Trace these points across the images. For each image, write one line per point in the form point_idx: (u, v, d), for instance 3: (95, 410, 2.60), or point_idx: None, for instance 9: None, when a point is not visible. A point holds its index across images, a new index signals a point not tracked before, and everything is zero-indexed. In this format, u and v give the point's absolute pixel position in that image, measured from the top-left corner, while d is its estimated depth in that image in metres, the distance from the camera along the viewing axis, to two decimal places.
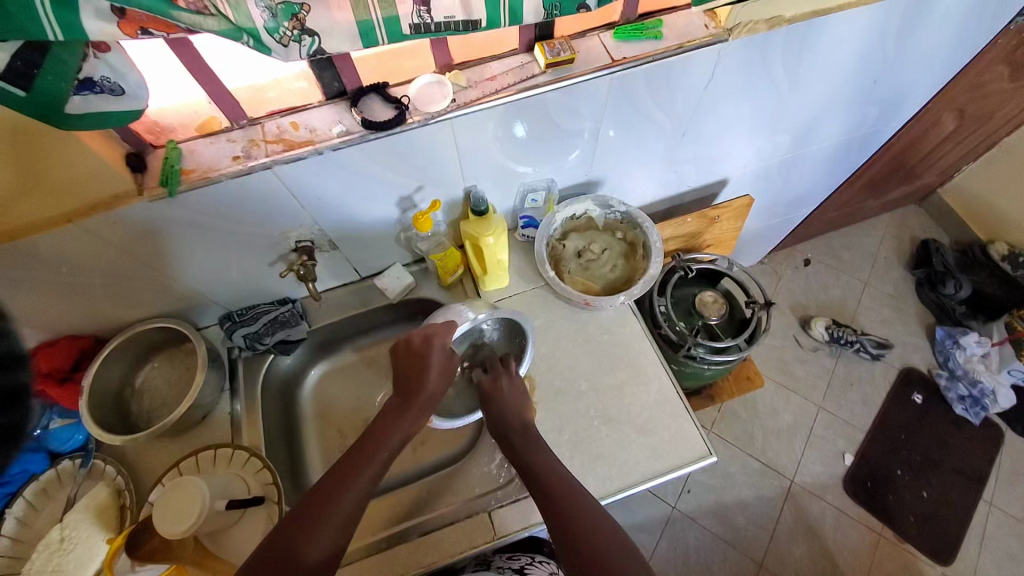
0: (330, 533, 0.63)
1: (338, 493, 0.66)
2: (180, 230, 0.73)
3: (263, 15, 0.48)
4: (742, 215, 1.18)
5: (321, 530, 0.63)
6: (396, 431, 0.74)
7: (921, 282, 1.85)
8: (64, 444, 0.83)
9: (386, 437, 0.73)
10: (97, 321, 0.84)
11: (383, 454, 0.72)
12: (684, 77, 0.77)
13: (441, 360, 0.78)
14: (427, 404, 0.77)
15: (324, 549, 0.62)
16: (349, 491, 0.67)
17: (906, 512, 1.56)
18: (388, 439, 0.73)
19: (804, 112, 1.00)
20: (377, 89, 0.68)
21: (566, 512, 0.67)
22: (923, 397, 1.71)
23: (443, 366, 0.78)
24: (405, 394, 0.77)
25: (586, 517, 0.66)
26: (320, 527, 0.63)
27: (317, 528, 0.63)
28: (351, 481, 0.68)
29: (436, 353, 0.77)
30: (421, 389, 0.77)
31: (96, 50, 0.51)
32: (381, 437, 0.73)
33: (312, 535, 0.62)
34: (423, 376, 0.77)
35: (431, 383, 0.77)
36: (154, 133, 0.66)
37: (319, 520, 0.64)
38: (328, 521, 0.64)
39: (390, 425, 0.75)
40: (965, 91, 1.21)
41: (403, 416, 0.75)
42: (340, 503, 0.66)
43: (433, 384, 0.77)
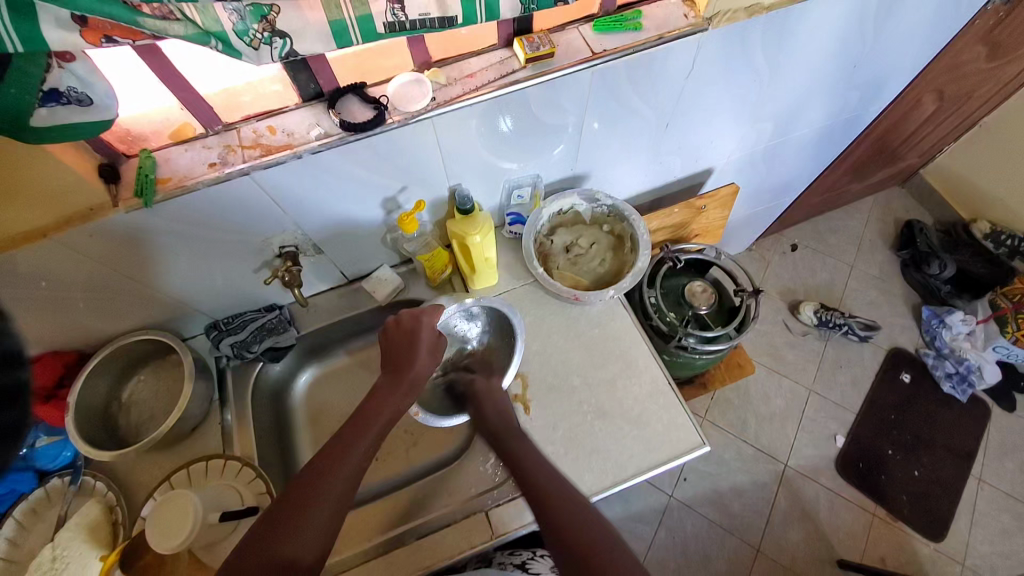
0: (328, 508, 0.61)
1: (333, 469, 0.64)
2: (160, 239, 0.71)
3: (232, 17, 0.46)
4: (729, 204, 1.19)
5: (318, 505, 0.61)
6: (388, 407, 0.74)
7: (907, 262, 1.87)
8: (52, 461, 0.81)
9: (378, 413, 0.72)
10: (78, 335, 0.82)
11: (377, 428, 0.71)
12: (665, 68, 0.77)
13: (430, 339, 0.80)
14: (416, 383, 0.77)
15: (322, 526, 0.60)
16: (345, 465, 0.65)
17: (898, 489, 1.59)
18: (380, 416, 0.72)
19: (786, 99, 1.00)
20: (356, 90, 0.67)
21: (553, 507, 0.65)
22: (911, 376, 1.74)
23: (431, 345, 0.80)
24: (395, 372, 0.77)
25: (567, 517, 0.64)
26: (315, 502, 0.61)
27: (312, 504, 0.61)
28: (346, 455, 0.66)
29: (425, 331, 0.80)
30: (409, 368, 0.77)
31: (61, 60, 0.49)
32: (373, 414, 0.72)
33: (307, 511, 0.60)
34: (411, 356, 0.78)
35: (421, 361, 0.78)
36: (127, 143, 0.64)
37: (314, 496, 0.61)
38: (323, 497, 0.62)
39: (382, 403, 0.74)
40: (944, 73, 1.22)
41: (393, 395, 0.75)
42: (337, 477, 0.64)
43: (423, 362, 0.78)
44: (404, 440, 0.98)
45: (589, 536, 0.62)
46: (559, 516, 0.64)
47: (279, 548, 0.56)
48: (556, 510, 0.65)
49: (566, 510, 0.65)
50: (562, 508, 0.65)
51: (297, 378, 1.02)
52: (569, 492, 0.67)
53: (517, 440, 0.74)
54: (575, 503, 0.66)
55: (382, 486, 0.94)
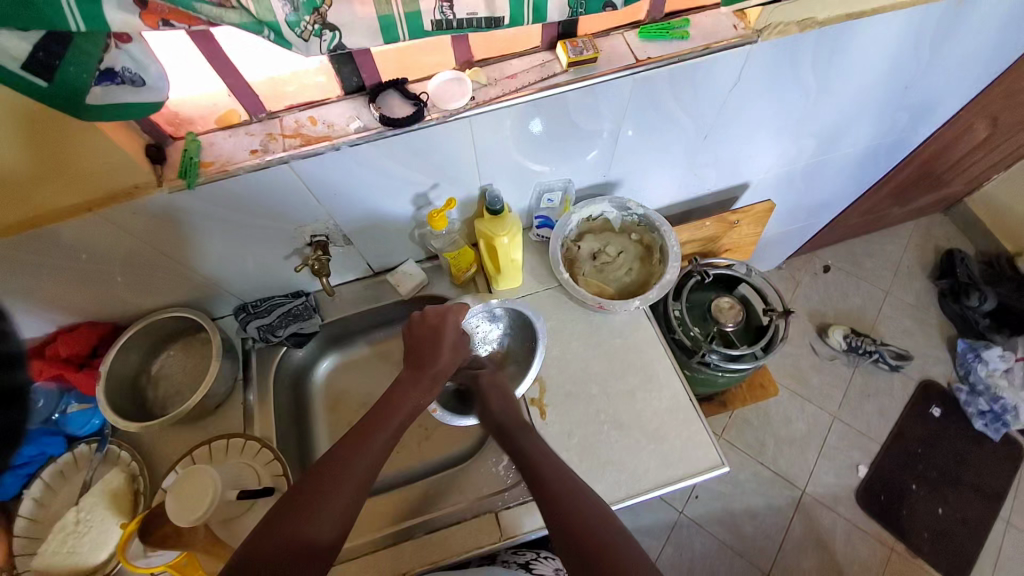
0: (345, 495, 0.61)
1: (352, 456, 0.65)
2: (200, 220, 0.73)
3: (285, 8, 0.47)
4: (762, 220, 1.15)
5: (334, 491, 0.61)
6: (408, 401, 0.74)
7: (945, 292, 1.79)
8: (81, 428, 0.85)
9: (398, 406, 0.73)
10: (116, 307, 0.85)
11: (397, 421, 0.71)
12: (710, 79, 0.75)
13: (453, 338, 0.80)
14: (438, 377, 0.78)
15: (338, 512, 0.60)
16: (364, 454, 0.66)
17: (921, 528, 1.52)
18: (401, 406, 0.73)
19: (831, 116, 0.97)
20: (397, 86, 0.67)
21: (565, 501, 0.63)
22: (941, 411, 1.66)
23: (454, 342, 0.80)
24: (416, 366, 0.77)
25: (578, 511, 0.62)
26: (332, 488, 0.61)
27: (329, 490, 0.61)
28: (365, 445, 0.67)
29: (449, 329, 0.80)
30: (432, 362, 0.78)
31: (118, 42, 0.51)
32: (396, 403, 0.73)
33: (323, 497, 0.60)
34: (435, 351, 0.78)
35: (443, 359, 0.78)
36: (174, 125, 0.66)
37: (331, 482, 0.62)
38: (344, 482, 0.62)
39: (404, 394, 0.75)
40: (1001, 99, 1.16)
41: (416, 386, 0.76)
42: (355, 465, 0.64)
43: (446, 359, 0.78)
44: (416, 433, 0.98)
45: (601, 533, 0.60)
46: (569, 509, 0.63)
47: (295, 531, 0.57)
48: (568, 505, 0.63)
49: (578, 506, 0.63)
50: (574, 503, 0.63)
51: (318, 365, 1.04)
52: (580, 490, 0.66)
53: (532, 439, 0.74)
54: (587, 501, 0.64)
55: (393, 478, 0.95)
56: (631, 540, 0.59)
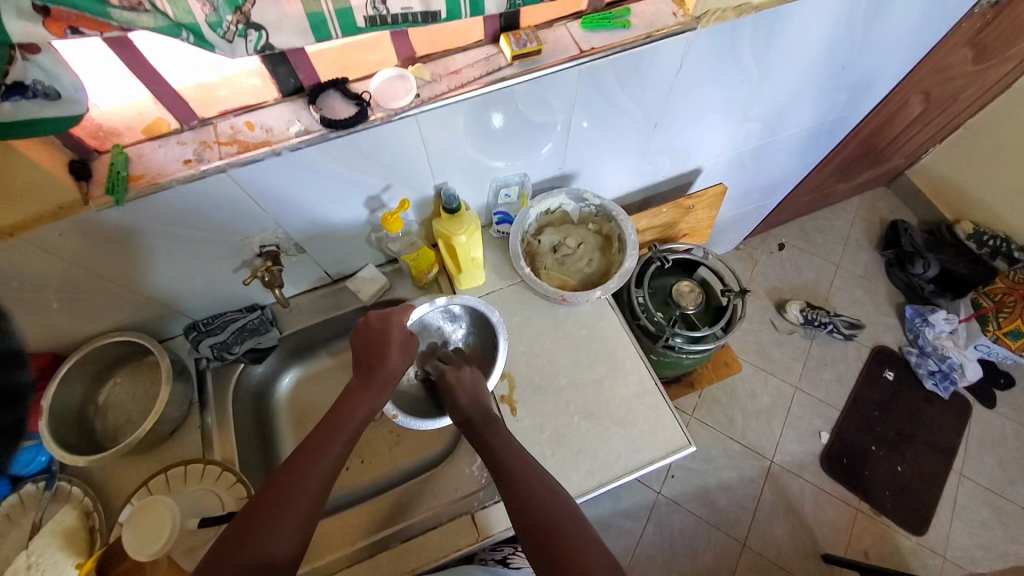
0: (302, 510, 0.59)
1: (306, 470, 0.62)
2: (125, 238, 0.68)
3: (205, 9, 0.45)
4: (716, 203, 1.19)
5: (290, 508, 0.59)
6: (362, 407, 0.72)
7: (891, 262, 1.89)
8: (26, 467, 0.76)
9: (351, 413, 0.71)
10: (52, 337, 0.79)
11: (351, 429, 0.69)
12: (655, 66, 0.76)
13: (401, 338, 0.78)
14: (388, 380, 0.75)
15: (295, 528, 0.58)
16: (319, 465, 0.64)
17: (882, 486, 1.62)
18: (352, 417, 0.70)
19: (775, 98, 1.01)
20: (337, 86, 0.65)
21: (519, 483, 0.64)
22: (894, 374, 1.76)
23: (403, 343, 0.78)
24: (365, 371, 0.75)
25: (529, 493, 0.63)
26: (287, 505, 0.59)
27: (283, 506, 0.59)
28: (319, 456, 0.64)
29: (396, 331, 0.78)
30: (381, 367, 0.75)
31: (26, 53, 0.46)
32: (345, 414, 0.70)
33: (278, 515, 0.58)
34: (384, 355, 0.76)
35: (394, 360, 0.76)
36: (99, 139, 0.62)
37: (285, 499, 0.59)
38: (295, 502, 0.59)
39: (354, 403, 0.72)
40: (930, 75, 1.23)
41: (365, 394, 0.73)
42: (309, 478, 0.62)
43: (396, 361, 0.76)
44: (385, 438, 0.97)
45: (552, 512, 0.61)
46: (521, 489, 0.64)
47: (253, 553, 0.54)
48: (522, 484, 0.64)
49: (530, 487, 0.64)
50: (531, 484, 0.64)
51: (280, 380, 1.00)
52: (533, 466, 0.67)
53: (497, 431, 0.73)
54: (540, 478, 0.65)
55: (367, 489, 0.93)
56: (581, 518, 0.61)
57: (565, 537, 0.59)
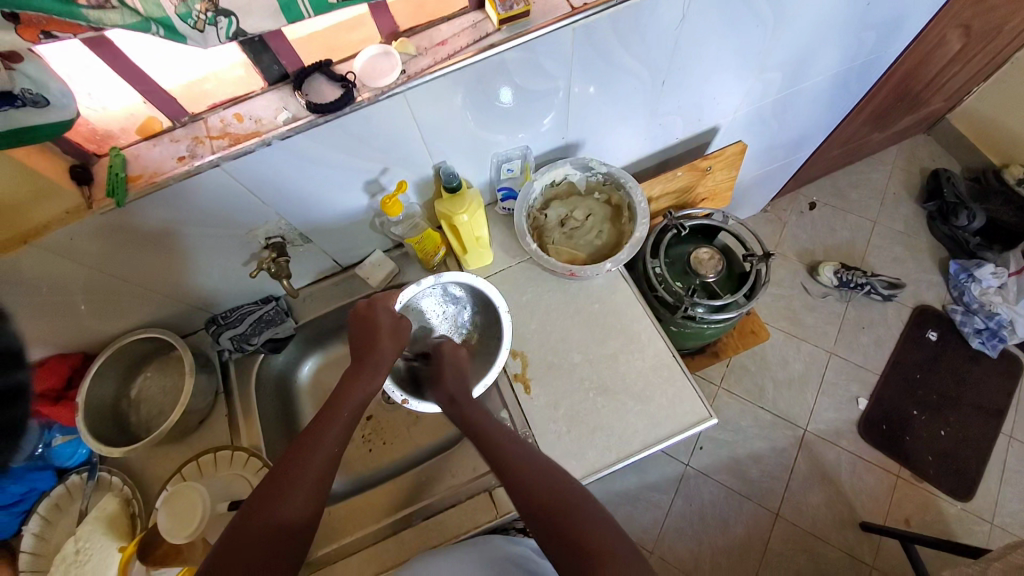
0: (306, 492, 0.60)
1: (309, 453, 0.63)
2: (131, 240, 0.70)
3: (173, 0, 0.44)
4: (735, 163, 1.12)
5: (294, 491, 0.59)
6: (358, 391, 0.72)
7: (933, 215, 1.77)
8: (69, 460, 0.83)
9: (348, 397, 0.70)
10: (82, 337, 0.83)
11: (348, 414, 0.69)
12: (655, 20, 0.71)
13: (389, 323, 0.78)
14: (382, 362, 0.75)
15: (300, 509, 0.59)
16: (320, 449, 0.64)
17: (925, 451, 1.55)
18: (349, 398, 0.70)
19: (793, 45, 0.93)
20: (322, 69, 0.63)
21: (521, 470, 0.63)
22: (938, 334, 1.66)
23: (393, 328, 0.78)
24: (359, 356, 0.75)
25: (538, 483, 0.61)
26: (293, 488, 0.60)
27: (289, 490, 0.59)
28: (320, 439, 0.65)
29: (381, 315, 0.78)
30: (373, 351, 0.75)
31: (9, 63, 0.47)
32: (343, 397, 0.70)
33: (286, 497, 0.59)
34: (375, 340, 0.76)
35: (386, 344, 0.76)
36: (96, 142, 0.63)
37: (289, 483, 0.60)
38: (300, 483, 0.60)
39: (350, 386, 0.72)
40: (971, 6, 1.11)
41: (359, 376, 0.73)
42: (312, 462, 0.62)
43: (387, 344, 0.76)
44: (404, 419, 0.99)
45: (559, 493, 0.60)
46: (523, 473, 0.63)
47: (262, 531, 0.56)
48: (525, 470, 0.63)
49: (534, 473, 0.63)
50: (538, 472, 0.63)
51: (300, 368, 1.02)
52: (533, 452, 0.66)
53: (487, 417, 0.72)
54: (541, 465, 0.64)
55: (391, 468, 0.96)
56: (590, 500, 0.60)
57: (578, 519, 0.58)
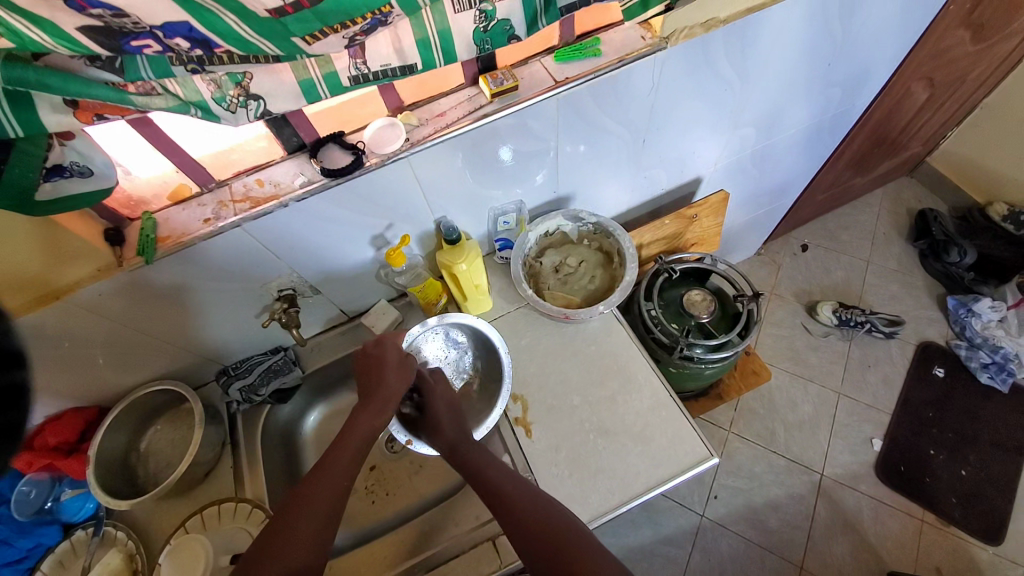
0: (312, 534, 0.61)
1: (316, 490, 0.65)
2: (162, 293, 0.76)
3: (210, 87, 0.52)
4: (720, 210, 1.19)
5: (303, 526, 0.62)
6: (370, 427, 0.72)
7: (925, 252, 1.82)
8: (76, 515, 0.83)
9: (353, 434, 0.71)
10: (100, 390, 0.87)
11: (354, 452, 0.69)
12: (633, 87, 0.80)
13: (396, 358, 0.78)
14: (389, 398, 0.74)
15: (310, 544, 0.61)
16: (330, 483, 0.66)
17: (946, 492, 1.50)
18: (356, 436, 0.70)
19: (763, 103, 1.02)
20: (335, 139, 0.72)
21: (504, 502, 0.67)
22: (945, 370, 1.66)
23: (399, 363, 0.77)
24: (366, 393, 0.75)
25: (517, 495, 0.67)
26: (302, 522, 0.62)
27: (299, 525, 0.62)
28: (330, 475, 0.66)
29: (390, 352, 0.78)
30: (380, 387, 0.75)
31: (62, 139, 0.55)
32: (349, 434, 0.71)
33: (292, 536, 0.61)
34: (382, 374, 0.76)
35: (393, 380, 0.75)
36: (129, 207, 0.70)
37: (297, 518, 0.62)
38: (305, 524, 0.62)
39: (357, 423, 0.72)
40: (927, 62, 1.22)
41: (366, 412, 0.73)
42: (321, 496, 0.64)
43: (394, 380, 0.75)
44: (407, 467, 0.99)
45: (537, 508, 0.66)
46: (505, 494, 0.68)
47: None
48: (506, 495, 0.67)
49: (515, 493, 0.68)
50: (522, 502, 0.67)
51: (306, 418, 1.04)
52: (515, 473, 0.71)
53: None
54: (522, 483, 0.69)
55: (394, 520, 0.95)
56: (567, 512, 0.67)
57: (573, 547, 0.62)
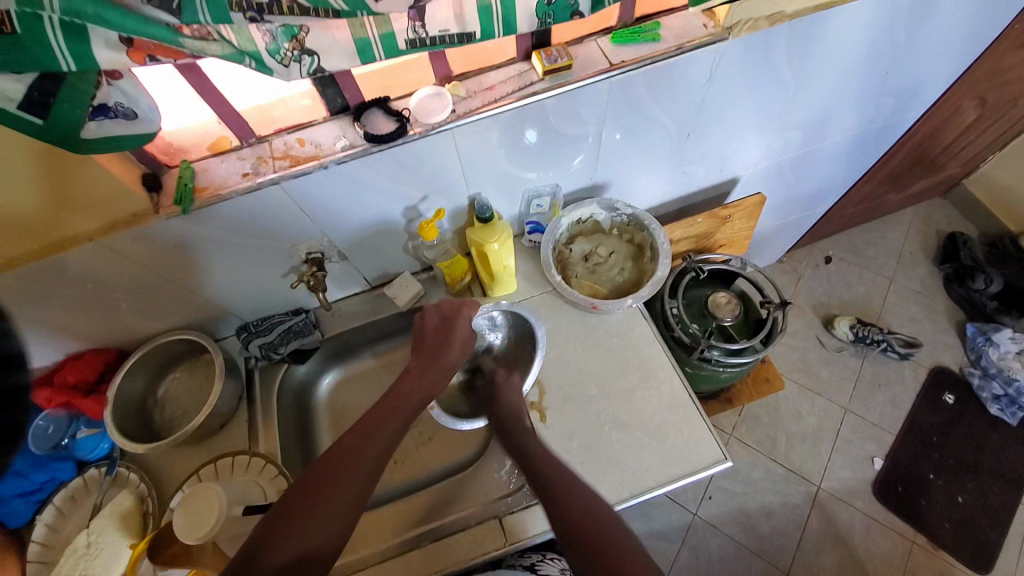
0: (359, 482, 0.66)
1: (367, 442, 0.69)
2: (209, 247, 0.77)
3: (265, 37, 0.50)
4: (754, 213, 1.16)
5: (345, 480, 0.65)
6: (418, 393, 0.78)
7: (950, 276, 1.78)
8: (91, 452, 0.86)
9: (411, 396, 0.77)
10: (121, 333, 0.87)
11: (408, 412, 0.75)
12: (686, 79, 0.77)
13: (465, 333, 0.84)
14: (447, 369, 0.82)
15: (353, 493, 0.65)
16: (375, 441, 0.70)
17: (942, 518, 1.49)
18: (411, 398, 0.77)
19: (813, 108, 0.98)
20: (380, 104, 0.70)
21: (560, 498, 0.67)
22: (955, 397, 1.64)
23: (465, 338, 0.84)
24: (427, 359, 0.81)
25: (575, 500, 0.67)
26: (343, 476, 0.66)
27: (340, 480, 0.65)
28: (375, 433, 0.71)
29: (460, 324, 0.84)
30: (442, 358, 0.82)
31: (110, 78, 0.53)
32: (406, 394, 0.77)
33: (340, 481, 0.65)
34: (446, 347, 0.83)
35: (454, 353, 0.82)
36: (169, 154, 0.69)
37: (336, 477, 0.65)
38: (352, 470, 0.66)
39: (414, 384, 0.79)
40: (987, 78, 1.17)
41: (425, 378, 0.79)
42: (365, 453, 0.68)
43: (456, 353, 0.83)
44: (416, 439, 1.00)
45: (598, 526, 0.64)
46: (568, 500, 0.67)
47: (309, 522, 0.61)
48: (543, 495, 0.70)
49: (573, 504, 0.66)
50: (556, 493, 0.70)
51: (321, 380, 1.05)
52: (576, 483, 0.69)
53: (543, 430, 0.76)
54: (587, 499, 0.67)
55: (399, 489, 0.96)
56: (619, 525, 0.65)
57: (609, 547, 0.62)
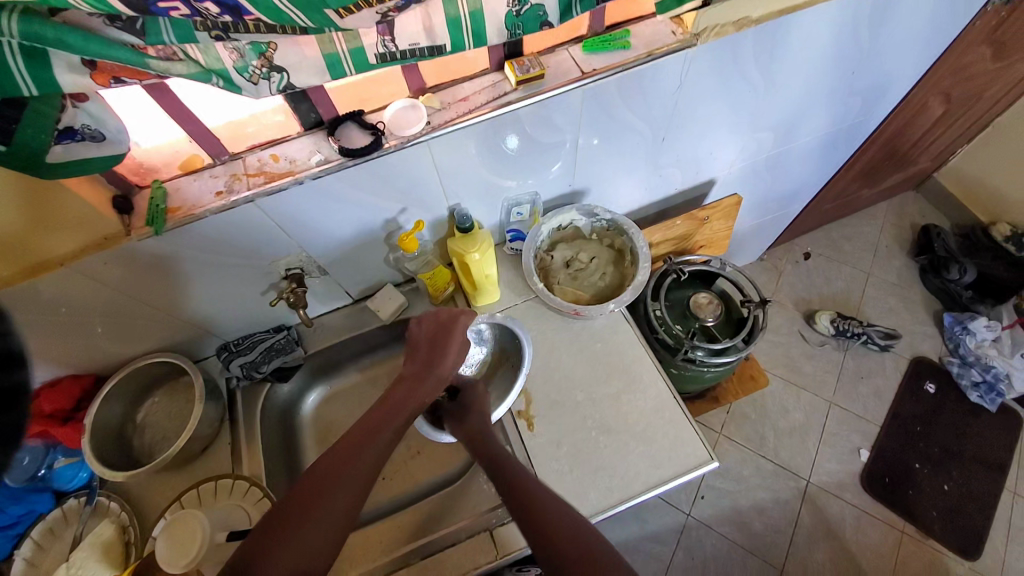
0: (351, 493, 0.65)
1: (361, 451, 0.68)
2: (188, 266, 0.76)
3: (232, 55, 0.50)
4: (731, 214, 1.18)
5: (337, 492, 0.64)
6: (413, 400, 0.77)
7: (925, 268, 1.83)
8: (69, 482, 0.83)
9: (406, 402, 0.76)
10: (95, 359, 0.85)
11: (403, 419, 0.75)
12: (657, 85, 0.79)
13: (462, 339, 0.84)
14: (444, 376, 0.81)
15: (346, 505, 0.64)
16: (369, 450, 0.69)
17: (928, 506, 1.52)
18: (407, 405, 0.76)
19: (782, 109, 1.01)
20: (354, 117, 0.70)
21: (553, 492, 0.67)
22: (935, 386, 1.68)
23: (462, 344, 0.84)
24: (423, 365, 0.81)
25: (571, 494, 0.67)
26: (335, 488, 0.64)
27: (332, 491, 0.64)
28: (368, 443, 0.70)
29: (459, 330, 0.84)
30: (438, 365, 0.81)
31: (76, 101, 0.52)
32: (402, 400, 0.76)
33: (331, 492, 0.64)
34: (442, 353, 0.82)
35: (449, 361, 0.82)
36: (140, 174, 0.68)
37: (328, 488, 0.64)
38: (345, 481, 0.65)
39: (410, 390, 0.78)
40: (949, 75, 1.21)
41: (420, 384, 0.79)
42: (356, 463, 0.67)
43: (452, 359, 0.82)
44: (403, 453, 0.99)
45: (594, 516, 0.64)
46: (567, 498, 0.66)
47: (298, 536, 0.60)
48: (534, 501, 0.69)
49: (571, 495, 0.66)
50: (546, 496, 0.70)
51: (305, 398, 1.04)
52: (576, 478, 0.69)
53: None
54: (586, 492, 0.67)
55: (389, 504, 0.95)
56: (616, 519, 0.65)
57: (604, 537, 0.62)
